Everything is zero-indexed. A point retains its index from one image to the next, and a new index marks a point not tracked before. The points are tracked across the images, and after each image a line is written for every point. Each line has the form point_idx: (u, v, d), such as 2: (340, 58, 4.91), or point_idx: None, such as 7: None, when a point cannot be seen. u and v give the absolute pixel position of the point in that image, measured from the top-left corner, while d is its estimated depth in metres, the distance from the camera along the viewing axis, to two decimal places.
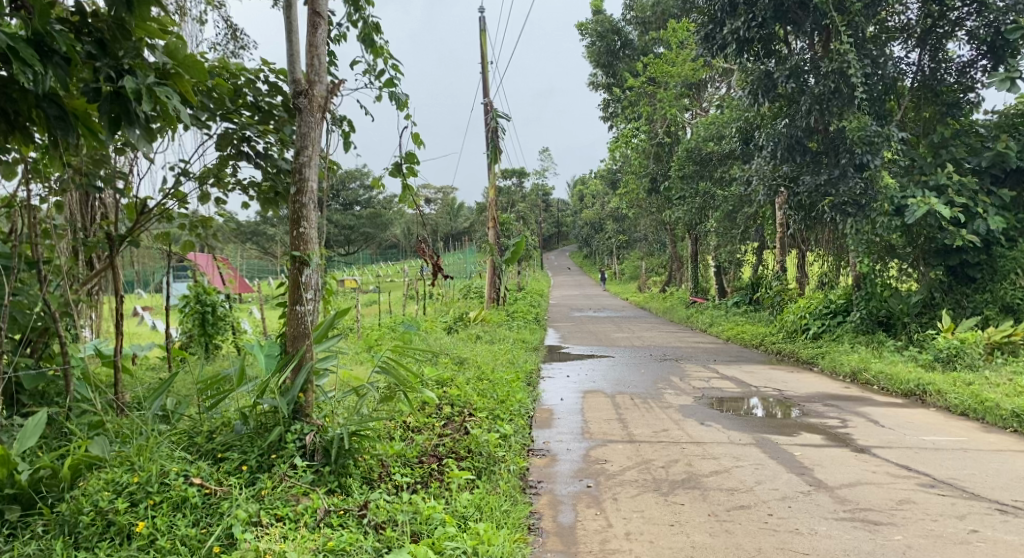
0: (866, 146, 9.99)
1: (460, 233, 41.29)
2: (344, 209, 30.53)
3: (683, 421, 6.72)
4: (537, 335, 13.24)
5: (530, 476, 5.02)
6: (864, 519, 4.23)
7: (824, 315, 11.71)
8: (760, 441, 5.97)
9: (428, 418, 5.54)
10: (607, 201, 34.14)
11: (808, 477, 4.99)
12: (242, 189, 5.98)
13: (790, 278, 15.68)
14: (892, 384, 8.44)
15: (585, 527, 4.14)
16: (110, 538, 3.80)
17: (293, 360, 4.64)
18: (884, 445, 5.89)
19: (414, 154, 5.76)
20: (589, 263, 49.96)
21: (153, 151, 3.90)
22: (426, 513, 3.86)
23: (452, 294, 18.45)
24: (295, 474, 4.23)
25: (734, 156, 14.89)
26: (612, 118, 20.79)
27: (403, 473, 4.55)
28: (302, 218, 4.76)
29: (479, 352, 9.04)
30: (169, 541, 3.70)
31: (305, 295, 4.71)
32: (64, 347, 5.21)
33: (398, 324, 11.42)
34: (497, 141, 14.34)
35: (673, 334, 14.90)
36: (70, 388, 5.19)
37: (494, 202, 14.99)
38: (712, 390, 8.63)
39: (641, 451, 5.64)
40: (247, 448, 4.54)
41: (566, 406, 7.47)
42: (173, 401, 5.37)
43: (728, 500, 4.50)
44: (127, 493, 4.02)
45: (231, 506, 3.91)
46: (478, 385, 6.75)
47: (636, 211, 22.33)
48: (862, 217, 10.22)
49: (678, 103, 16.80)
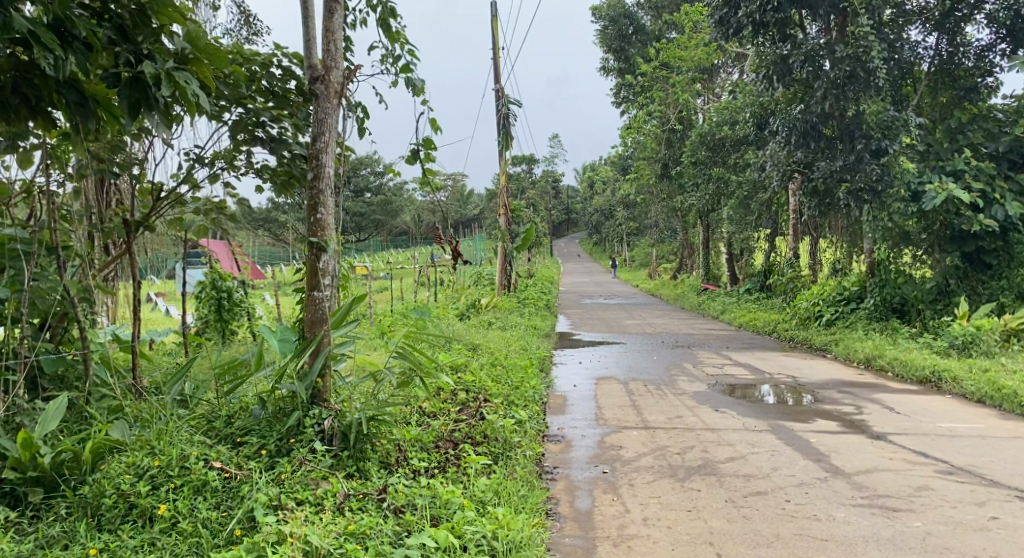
0: (883, 131, 10.06)
1: (470, 220, 41.31)
2: (355, 196, 30.58)
3: (697, 407, 6.73)
4: (548, 321, 13.26)
5: (546, 461, 5.04)
6: (882, 505, 4.22)
7: (837, 301, 11.67)
8: (775, 427, 5.97)
9: (443, 404, 5.56)
10: (616, 188, 34.07)
11: (824, 463, 4.99)
12: (257, 174, 6.01)
13: (802, 265, 15.62)
14: (907, 371, 8.43)
15: (603, 513, 4.15)
16: (132, 521, 3.85)
17: (311, 345, 4.66)
18: (900, 432, 5.87)
19: (432, 140, 5.74)
20: (599, 250, 49.88)
21: (173, 137, 3.89)
22: (445, 497, 3.86)
23: (463, 281, 18.48)
24: (314, 458, 4.24)
25: (747, 141, 14.78)
26: (624, 103, 20.71)
27: (421, 457, 4.57)
28: (318, 203, 4.77)
29: (491, 338, 9.07)
30: (191, 524, 3.75)
31: (322, 281, 4.74)
32: (83, 332, 5.28)
33: (410, 310, 11.46)
34: (509, 127, 14.29)
35: (684, 320, 14.90)
36: (89, 372, 5.27)
37: (504, 188, 14.97)
38: (725, 376, 8.63)
39: (656, 437, 5.65)
40: (265, 432, 4.58)
41: (580, 392, 7.49)
42: (190, 386, 5.44)
43: (746, 486, 4.50)
44: (148, 476, 4.07)
45: (251, 490, 3.93)
46: (492, 371, 6.76)
47: (647, 197, 22.26)
48: (878, 203, 10.29)
49: (691, 89, 16.71)
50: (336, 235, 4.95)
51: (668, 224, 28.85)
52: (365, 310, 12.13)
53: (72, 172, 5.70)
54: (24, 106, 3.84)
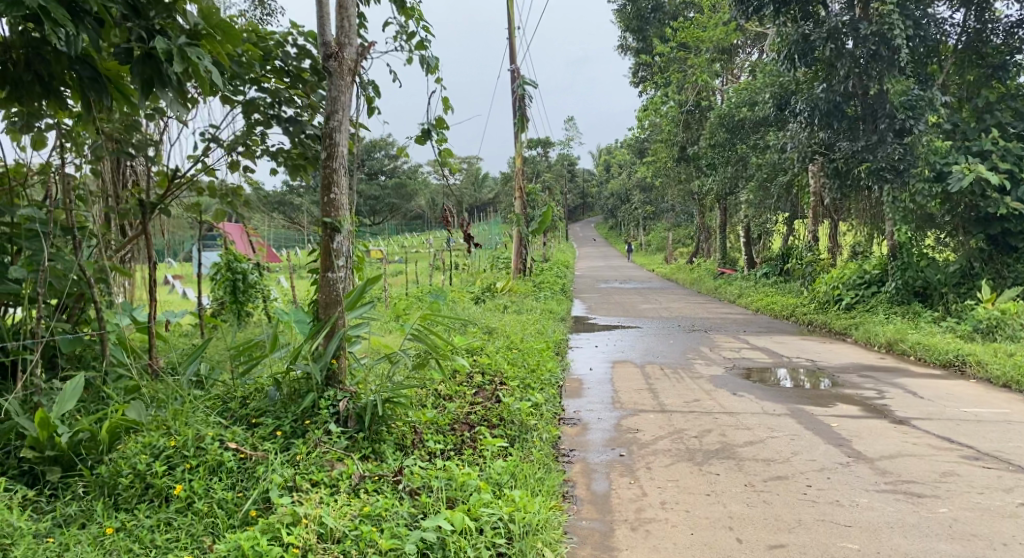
0: (908, 110, 10.01)
1: (485, 203, 41.21)
2: (369, 179, 30.53)
3: (715, 391, 6.66)
4: (564, 305, 13.19)
5: (563, 444, 4.99)
6: (907, 491, 4.14)
7: (857, 285, 11.54)
8: (795, 412, 5.89)
9: (459, 386, 5.53)
10: (633, 171, 33.84)
11: (846, 448, 4.91)
12: (273, 157, 6.00)
13: (822, 248, 15.45)
14: (930, 355, 8.31)
15: (620, 496, 4.10)
16: (149, 500, 3.85)
17: (326, 326, 4.64)
18: (924, 417, 5.78)
19: (444, 120, 5.66)
20: (614, 234, 49.68)
21: (186, 116, 3.86)
22: (461, 479, 3.81)
23: (478, 264, 18.42)
24: (329, 440, 4.21)
25: (767, 123, 14.58)
26: (642, 84, 20.54)
27: (437, 440, 4.54)
28: (332, 183, 4.72)
29: (507, 321, 9.02)
30: (207, 505, 3.72)
31: (337, 262, 4.69)
32: (100, 312, 5.30)
33: (426, 294, 11.42)
34: (525, 109, 14.16)
35: (701, 304, 14.80)
36: (106, 353, 5.29)
37: (520, 171, 14.87)
38: (745, 360, 8.55)
39: (673, 421, 5.59)
40: (281, 413, 4.56)
41: (596, 375, 7.45)
42: (207, 367, 5.45)
43: (765, 471, 4.43)
44: (165, 456, 4.06)
45: (266, 471, 3.90)
46: (508, 354, 6.71)
47: (663, 180, 22.07)
48: (900, 183, 10.07)
49: (710, 70, 16.51)
50: (350, 217, 4.91)
51: (684, 207, 28.64)
52: (380, 294, 12.11)
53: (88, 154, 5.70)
54: (37, 83, 3.82)
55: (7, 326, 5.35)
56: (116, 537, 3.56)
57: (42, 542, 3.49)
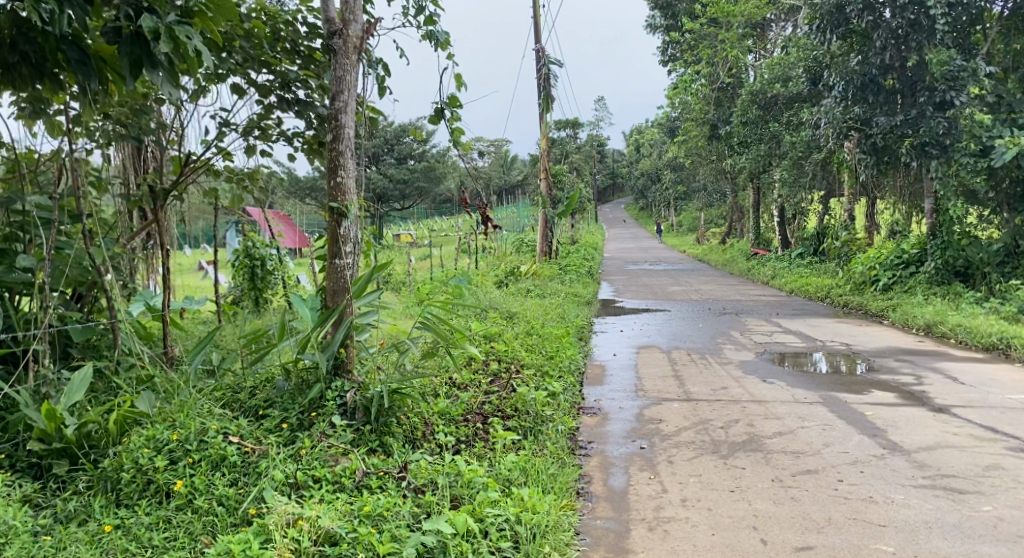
0: (949, 82, 9.57)
1: (515, 186, 40.94)
2: (398, 163, 30.43)
3: (743, 378, 6.40)
4: (590, 288, 12.95)
5: (580, 436, 4.79)
6: (947, 487, 3.87)
7: (895, 265, 11.15)
8: (827, 400, 5.61)
9: (474, 375, 5.36)
10: (664, 151, 33.35)
11: (881, 439, 4.64)
12: (287, 140, 5.83)
13: (858, 228, 14.99)
14: (973, 338, 7.96)
15: (638, 493, 3.89)
16: (150, 497, 3.72)
17: (333, 314, 4.46)
18: (965, 405, 5.48)
19: (457, 98, 5.43)
20: (645, 216, 49.13)
21: (178, 98, 3.68)
22: (468, 476, 3.66)
23: (505, 248, 18.24)
24: (334, 433, 4.02)
25: (801, 98, 14.15)
26: (672, 62, 20.14)
27: (447, 431, 4.37)
28: (338, 166, 4.54)
29: (530, 306, 8.83)
30: (206, 501, 3.59)
31: (344, 249, 4.52)
32: (111, 300, 5.17)
33: (449, 278, 11.26)
34: (550, 88, 13.89)
35: (732, 286, 14.46)
36: (118, 343, 5.18)
37: (546, 152, 14.58)
38: (776, 344, 8.27)
39: (698, 411, 5.35)
40: (288, 404, 4.40)
41: (619, 361, 7.24)
42: (218, 356, 5.33)
43: (794, 464, 4.19)
44: (167, 451, 3.92)
45: (269, 466, 3.74)
46: (527, 340, 6.52)
47: (694, 159, 21.63)
48: (945, 158, 9.74)
49: (741, 46, 16.10)
50: (358, 202, 4.73)
51: (715, 187, 28.15)
52: (405, 279, 12.00)
53: (100, 139, 5.59)
54: (29, 66, 3.68)
55: (19, 314, 5.20)
56: (113, 536, 3.43)
57: (38, 540, 3.38)
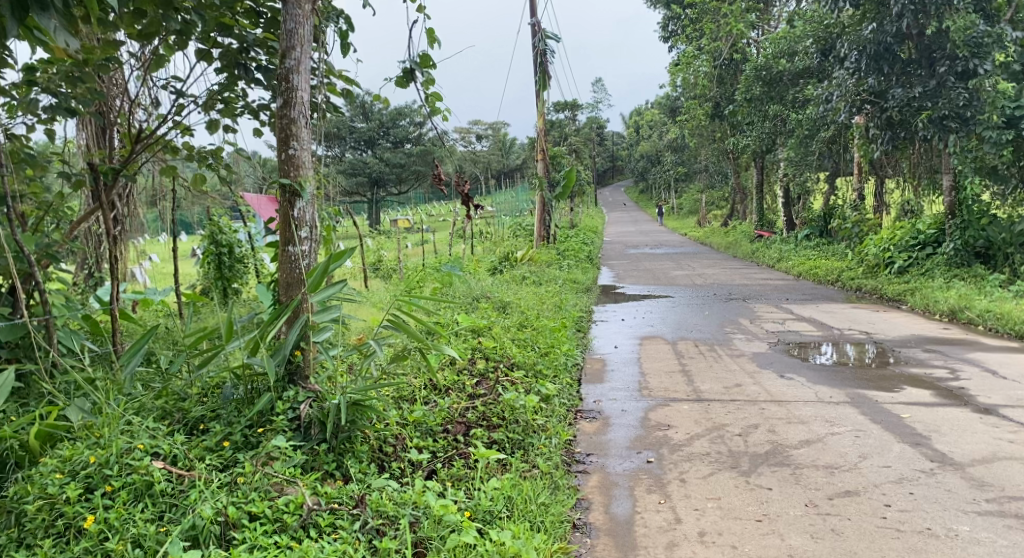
0: (972, 49, 8.88)
1: (513, 171, 40.02)
2: (394, 146, 29.57)
3: (759, 373, 5.74)
4: (589, 274, 12.30)
5: (578, 448, 4.15)
6: (1018, 514, 3.25)
7: (910, 246, 10.46)
8: (856, 399, 4.96)
9: (458, 376, 4.70)
10: (664, 132, 32.48)
11: (925, 448, 4.01)
12: (248, 112, 5.15)
13: (869, 207, 14.28)
14: (1003, 325, 7.32)
15: (646, 524, 3.27)
16: (57, 535, 3.03)
17: (286, 311, 3.78)
18: (1012, 404, 4.84)
19: (429, 57, 4.74)
20: (644, 198, 48.19)
21: (79, 49, 2.93)
22: (438, 512, 3.08)
23: (501, 232, 17.52)
24: (281, 454, 3.36)
25: (810, 73, 13.42)
26: (673, 37, 19.36)
27: (422, 447, 3.76)
28: (291, 136, 3.86)
29: (523, 294, 8.15)
30: (122, 542, 2.94)
31: (297, 233, 3.85)
32: (44, 295, 4.39)
33: (440, 265, 10.62)
34: (546, 64, 13.14)
35: (737, 270, 13.78)
36: (52, 343, 4.41)
37: (542, 132, 13.76)
38: (789, 333, 7.60)
39: (710, 414, 4.69)
40: (234, 417, 3.76)
41: (620, 355, 6.58)
42: (166, 356, 4.64)
43: (830, 483, 3.56)
44: (84, 477, 3.22)
45: (199, 499, 3.10)
46: (518, 334, 5.83)
47: (696, 139, 20.89)
48: (966, 131, 9.18)
49: (745, 19, 15.31)
50: (316, 178, 4.05)
51: (717, 168, 27.40)
52: (395, 267, 11.30)
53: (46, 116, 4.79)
54: None
55: None
56: None
57: None
